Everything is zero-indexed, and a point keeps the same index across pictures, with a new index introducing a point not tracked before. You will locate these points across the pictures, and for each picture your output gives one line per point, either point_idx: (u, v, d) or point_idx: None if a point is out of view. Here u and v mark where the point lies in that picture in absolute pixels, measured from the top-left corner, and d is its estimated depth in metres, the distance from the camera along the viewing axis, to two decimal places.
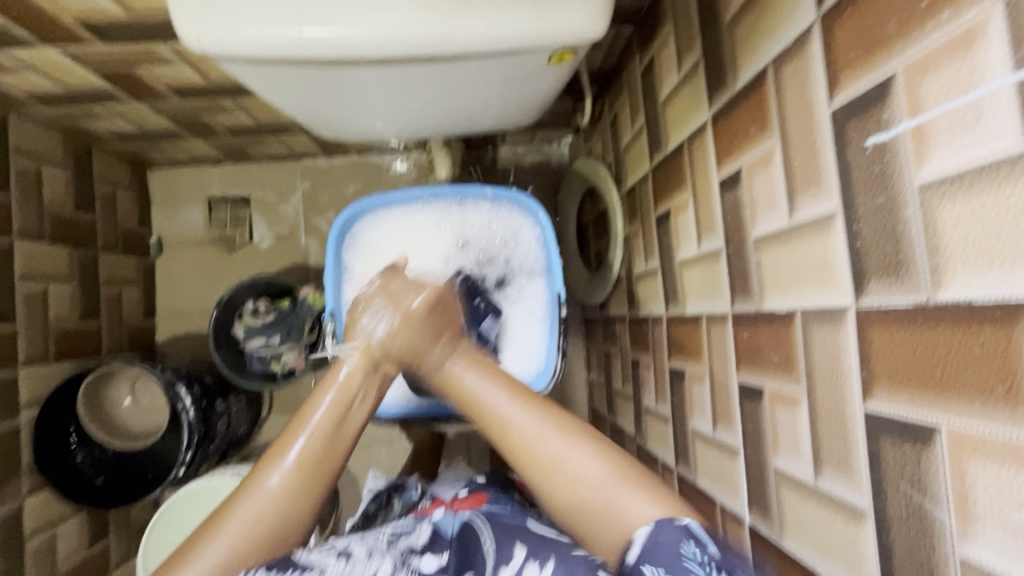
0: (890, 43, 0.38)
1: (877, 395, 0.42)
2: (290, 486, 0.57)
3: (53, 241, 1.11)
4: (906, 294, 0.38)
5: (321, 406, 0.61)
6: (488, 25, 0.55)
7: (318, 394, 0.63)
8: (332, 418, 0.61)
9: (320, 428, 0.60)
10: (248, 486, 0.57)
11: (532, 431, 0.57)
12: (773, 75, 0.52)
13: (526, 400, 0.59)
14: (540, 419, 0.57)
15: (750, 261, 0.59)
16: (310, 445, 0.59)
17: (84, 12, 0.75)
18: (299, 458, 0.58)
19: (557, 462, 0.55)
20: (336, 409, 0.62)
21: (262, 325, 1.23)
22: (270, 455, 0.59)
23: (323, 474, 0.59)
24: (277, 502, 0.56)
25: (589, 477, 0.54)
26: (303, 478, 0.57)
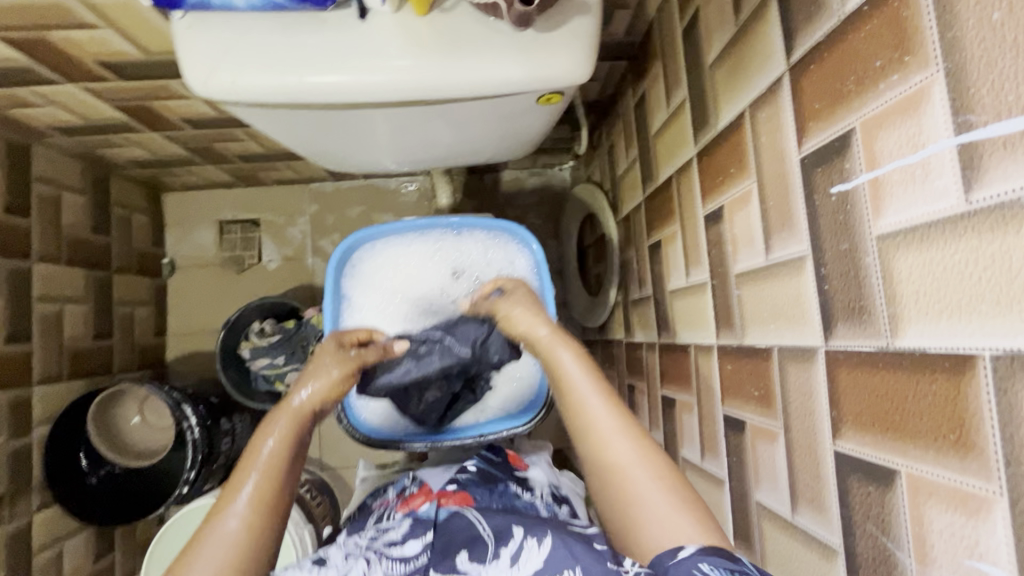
0: (849, 98, 0.40)
1: (845, 435, 0.43)
2: (250, 523, 0.56)
3: (69, 264, 1.16)
4: (869, 338, 0.39)
5: (267, 442, 0.61)
6: (478, 69, 0.57)
7: (263, 430, 0.62)
8: (282, 447, 0.61)
9: (268, 465, 0.60)
10: (209, 525, 0.56)
11: (599, 415, 0.58)
12: (750, 118, 0.54)
13: (608, 399, 0.59)
14: (611, 413, 0.58)
15: (732, 296, 0.61)
16: (263, 482, 0.58)
17: (103, 54, 0.80)
18: (254, 494, 0.57)
19: (614, 455, 0.55)
20: (281, 443, 0.62)
21: (267, 346, 1.26)
22: (222, 498, 0.58)
23: (278, 508, 0.59)
24: (242, 534, 0.55)
25: (648, 500, 0.52)
26: (261, 514, 0.57)
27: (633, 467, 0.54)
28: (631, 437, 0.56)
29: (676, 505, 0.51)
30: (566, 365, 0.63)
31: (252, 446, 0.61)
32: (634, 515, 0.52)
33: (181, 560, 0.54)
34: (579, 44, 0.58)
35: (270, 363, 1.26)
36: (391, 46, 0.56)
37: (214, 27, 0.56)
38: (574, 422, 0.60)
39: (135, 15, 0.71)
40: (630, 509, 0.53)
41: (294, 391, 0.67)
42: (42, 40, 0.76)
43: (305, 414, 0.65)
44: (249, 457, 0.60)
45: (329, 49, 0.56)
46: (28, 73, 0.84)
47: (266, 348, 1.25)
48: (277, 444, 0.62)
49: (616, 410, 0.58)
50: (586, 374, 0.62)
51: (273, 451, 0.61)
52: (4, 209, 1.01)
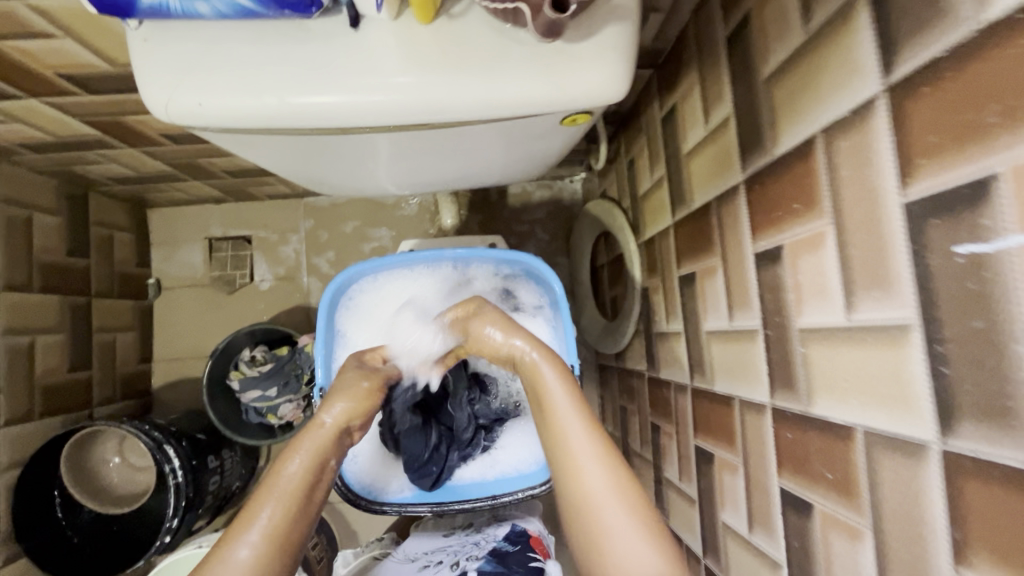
0: (990, 133, 0.30)
1: (974, 564, 0.33)
2: (261, 558, 0.50)
3: (42, 290, 1.07)
4: (1018, 450, 0.30)
5: (292, 465, 0.55)
6: (494, 87, 0.47)
7: (289, 449, 0.56)
8: (306, 476, 0.55)
9: (288, 493, 0.53)
10: (219, 551, 0.49)
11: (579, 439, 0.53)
12: (824, 146, 0.44)
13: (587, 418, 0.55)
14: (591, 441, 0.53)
15: (794, 353, 0.51)
16: (282, 512, 0.52)
17: (64, 66, 0.70)
18: (269, 525, 0.51)
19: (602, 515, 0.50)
20: (305, 468, 0.55)
21: (257, 376, 1.17)
22: (236, 520, 0.52)
23: (292, 540, 0.52)
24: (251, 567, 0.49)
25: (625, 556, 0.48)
26: (274, 547, 0.50)
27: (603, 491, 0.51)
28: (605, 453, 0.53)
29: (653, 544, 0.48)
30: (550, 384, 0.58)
31: (275, 463, 0.55)
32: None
33: None
34: (614, 54, 0.48)
35: (261, 396, 1.16)
36: (388, 61, 0.47)
37: (177, 39, 0.46)
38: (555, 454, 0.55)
39: (95, 23, 0.62)
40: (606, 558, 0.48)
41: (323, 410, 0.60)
42: None
43: (334, 441, 0.59)
44: (269, 479, 0.54)
45: (315, 65, 0.47)
46: None
47: (256, 380, 1.16)
48: (302, 470, 0.55)
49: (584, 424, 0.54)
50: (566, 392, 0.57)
51: (295, 474, 0.54)
52: None
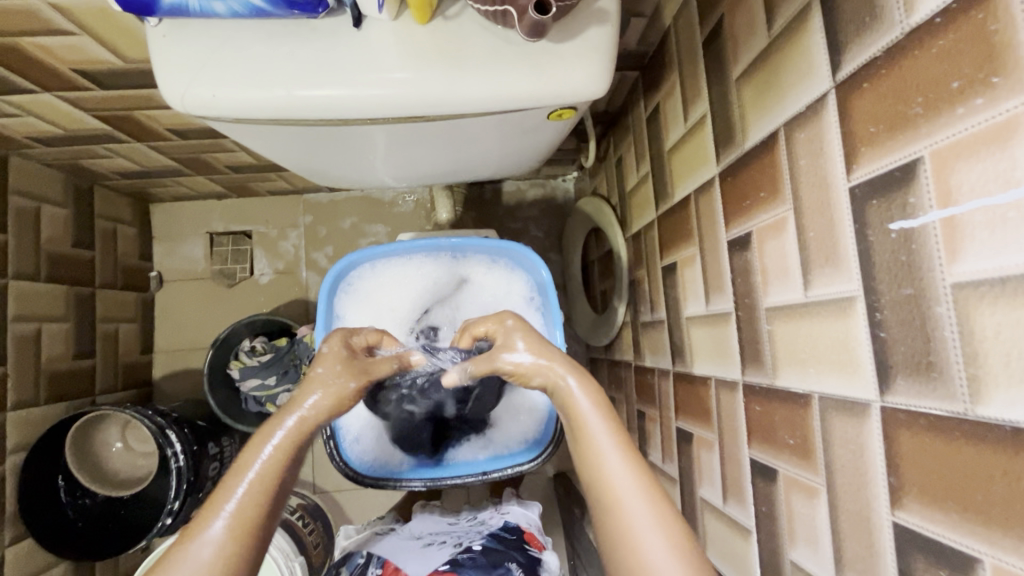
0: (915, 122, 0.35)
1: (906, 506, 0.37)
2: (226, 551, 0.47)
3: (48, 280, 1.10)
4: (940, 401, 0.34)
5: (263, 451, 0.53)
6: (485, 83, 0.52)
7: (262, 433, 0.54)
8: (278, 464, 0.52)
9: (261, 482, 0.51)
10: (184, 540, 0.47)
11: (620, 473, 0.50)
12: (785, 139, 0.49)
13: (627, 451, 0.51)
14: (635, 474, 0.50)
15: (761, 330, 0.55)
16: (252, 502, 0.50)
17: (80, 62, 0.74)
18: (235, 517, 0.49)
19: (628, 512, 0.48)
20: (275, 458, 0.53)
21: (257, 365, 1.20)
22: (204, 506, 0.50)
23: (260, 536, 0.50)
24: (215, 563, 0.47)
25: (649, 547, 0.46)
26: (241, 540, 0.48)
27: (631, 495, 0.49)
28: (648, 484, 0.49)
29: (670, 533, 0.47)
30: (586, 417, 0.53)
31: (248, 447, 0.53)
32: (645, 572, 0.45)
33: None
34: (596, 54, 0.52)
35: (261, 384, 1.20)
36: (388, 58, 0.51)
37: (194, 36, 0.50)
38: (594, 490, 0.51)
39: (112, 21, 0.66)
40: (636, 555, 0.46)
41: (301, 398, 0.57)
42: (12, 48, 0.70)
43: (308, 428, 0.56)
44: (239, 464, 0.52)
45: (321, 61, 0.51)
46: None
47: (256, 368, 1.19)
48: (273, 456, 0.53)
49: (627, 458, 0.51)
50: (602, 420, 0.53)
51: (264, 462, 0.52)
52: None
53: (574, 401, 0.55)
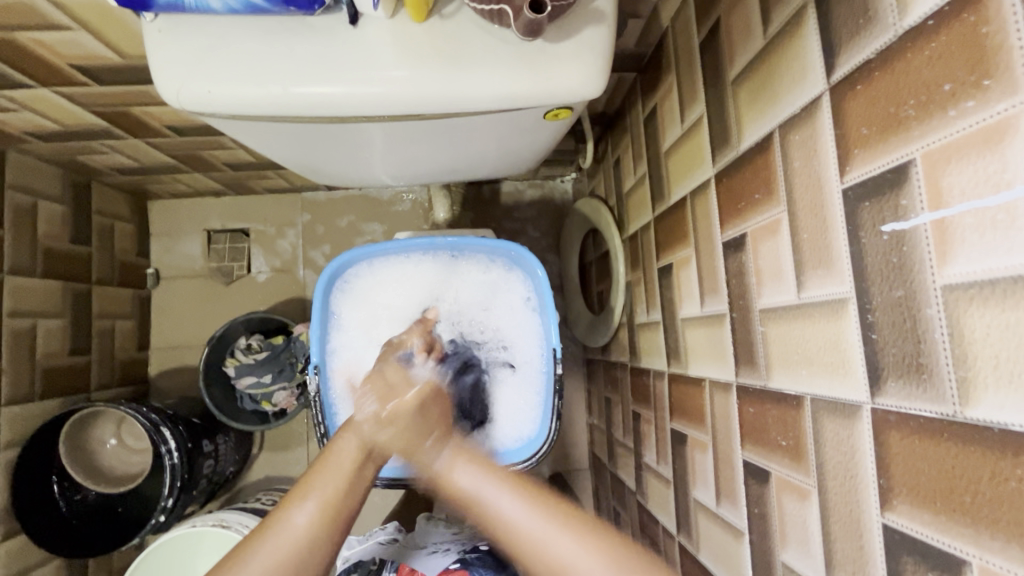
0: (907, 125, 0.35)
1: (896, 508, 0.37)
2: (317, 526, 0.57)
3: (45, 275, 1.10)
4: (930, 403, 0.34)
5: (347, 446, 0.62)
6: (480, 82, 0.52)
7: (341, 434, 0.63)
8: (357, 456, 0.62)
9: (342, 472, 0.60)
10: (280, 514, 0.57)
11: (517, 516, 0.56)
12: (780, 141, 0.49)
13: (520, 494, 0.57)
14: (526, 501, 0.57)
15: (755, 332, 0.56)
16: (335, 487, 0.59)
17: (78, 57, 0.74)
18: (322, 500, 0.58)
19: (535, 539, 0.55)
20: (359, 452, 0.62)
21: (253, 363, 1.20)
22: (292, 492, 0.59)
23: (345, 515, 0.59)
24: (306, 535, 0.56)
25: (562, 555, 0.53)
26: (328, 520, 0.57)
27: (527, 523, 0.55)
28: (569, 529, 0.55)
29: (580, 535, 0.54)
30: (462, 480, 0.60)
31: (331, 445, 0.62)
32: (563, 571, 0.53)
33: (242, 547, 0.55)
34: (592, 54, 0.52)
35: (256, 382, 1.19)
36: (384, 56, 0.51)
37: (190, 32, 0.50)
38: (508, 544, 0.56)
39: (109, 17, 0.66)
40: (558, 570, 0.53)
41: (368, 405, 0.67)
42: (10, 43, 0.70)
43: (382, 427, 0.66)
44: (325, 457, 0.61)
45: (317, 57, 0.51)
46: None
47: (251, 366, 1.19)
48: (354, 449, 0.62)
49: (523, 495, 0.57)
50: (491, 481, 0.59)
51: (348, 454, 0.62)
52: None
53: (456, 468, 0.61)
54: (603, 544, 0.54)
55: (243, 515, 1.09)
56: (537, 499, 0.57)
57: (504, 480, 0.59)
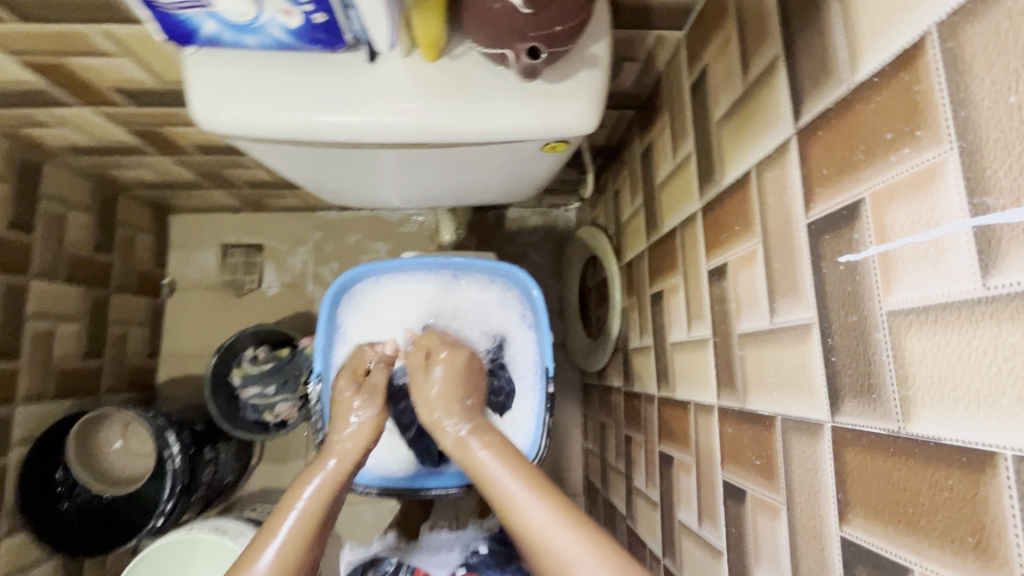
0: (859, 167, 0.39)
1: (852, 521, 0.40)
2: None
3: (67, 280, 1.15)
4: (879, 420, 0.37)
5: (304, 492, 0.60)
6: (483, 116, 0.57)
7: (303, 479, 0.62)
8: (317, 502, 0.60)
9: (303, 519, 0.58)
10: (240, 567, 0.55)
11: (548, 524, 0.54)
12: (756, 179, 0.53)
13: (542, 492, 0.56)
14: (516, 470, 0.59)
15: (734, 355, 0.59)
16: (292, 541, 0.56)
17: (119, 80, 0.81)
18: (280, 554, 0.55)
19: (559, 548, 0.52)
20: (317, 502, 0.60)
21: (258, 373, 1.25)
22: (252, 546, 0.57)
23: (303, 570, 0.56)
24: None
25: (564, 551, 0.52)
26: (284, 574, 0.55)
27: (551, 534, 0.53)
28: (577, 530, 0.53)
29: (548, 501, 0.56)
30: (484, 456, 0.61)
31: (290, 494, 0.61)
32: (562, 568, 0.51)
33: None
34: (586, 94, 0.57)
35: (259, 393, 1.25)
36: (398, 90, 0.56)
37: (225, 63, 0.56)
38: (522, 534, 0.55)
39: (151, 46, 0.72)
40: (525, 527, 0.54)
41: (336, 440, 0.67)
42: (59, 67, 0.77)
43: (348, 465, 0.65)
44: (280, 506, 0.59)
45: (337, 90, 0.56)
46: (44, 96, 0.85)
47: (256, 377, 1.25)
48: (314, 496, 0.60)
49: (545, 497, 0.56)
50: (517, 480, 0.58)
51: (304, 508, 0.59)
52: (6, 225, 1.00)
53: (469, 447, 0.63)
54: (581, 529, 0.53)
55: (239, 523, 1.11)
56: (556, 502, 0.55)
57: (521, 474, 0.58)
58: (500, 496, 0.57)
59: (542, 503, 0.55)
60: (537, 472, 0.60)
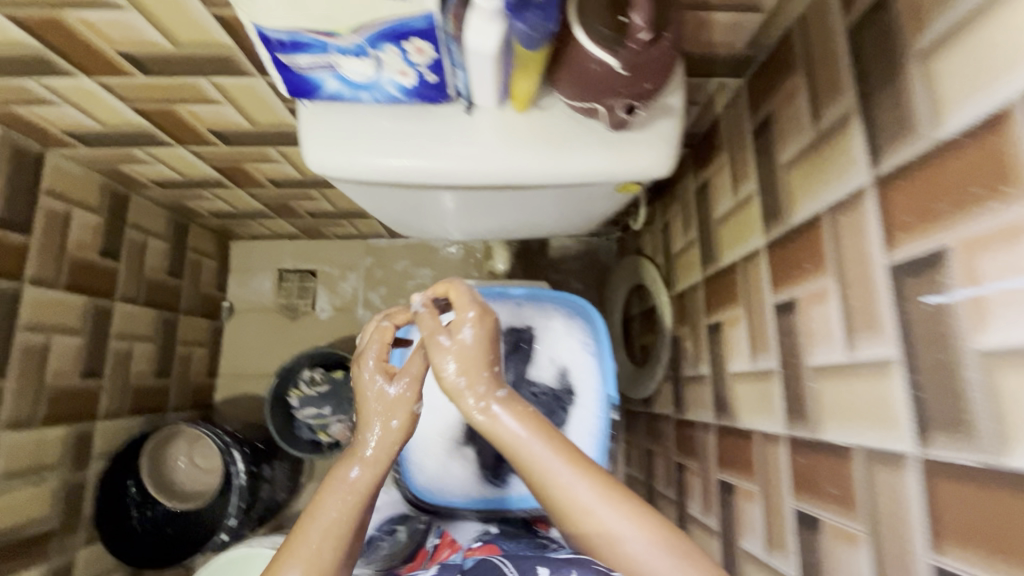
0: (942, 216, 0.42)
1: (946, 550, 0.42)
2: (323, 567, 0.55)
3: (145, 303, 1.23)
4: (972, 453, 0.40)
5: (347, 474, 0.60)
6: (567, 161, 0.62)
7: (345, 461, 0.61)
8: (363, 483, 0.60)
9: (352, 500, 0.59)
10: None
11: (593, 501, 0.55)
12: (828, 220, 0.57)
13: (582, 467, 0.57)
14: (554, 449, 0.58)
15: (806, 387, 0.61)
16: (342, 518, 0.58)
17: (216, 123, 0.89)
18: (332, 528, 0.57)
19: (602, 523, 0.54)
20: (346, 512, 0.58)
21: (315, 395, 1.32)
22: (302, 522, 0.58)
23: (349, 546, 0.58)
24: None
25: (605, 525, 0.54)
26: (335, 553, 0.56)
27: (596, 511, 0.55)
28: (622, 505, 0.55)
29: (591, 479, 0.57)
30: (519, 429, 0.59)
31: (333, 474, 0.60)
32: (602, 538, 0.54)
33: None
34: (663, 142, 0.62)
35: (316, 413, 1.31)
36: (492, 138, 0.62)
37: (337, 115, 0.62)
38: (560, 506, 0.57)
39: (253, 94, 0.80)
40: (569, 503, 0.56)
41: (363, 439, 0.63)
42: (168, 112, 0.85)
43: (378, 468, 0.61)
44: (309, 521, 0.57)
45: (436, 138, 0.62)
46: (148, 138, 0.94)
47: (314, 398, 1.32)
48: (359, 478, 0.60)
49: (589, 476, 0.57)
50: (556, 456, 0.57)
51: (332, 524, 0.57)
52: (98, 252, 1.09)
53: (501, 424, 0.60)
54: (624, 505, 0.55)
55: None
56: (600, 480, 0.57)
57: (561, 451, 0.58)
58: (537, 473, 0.57)
59: (587, 481, 0.56)
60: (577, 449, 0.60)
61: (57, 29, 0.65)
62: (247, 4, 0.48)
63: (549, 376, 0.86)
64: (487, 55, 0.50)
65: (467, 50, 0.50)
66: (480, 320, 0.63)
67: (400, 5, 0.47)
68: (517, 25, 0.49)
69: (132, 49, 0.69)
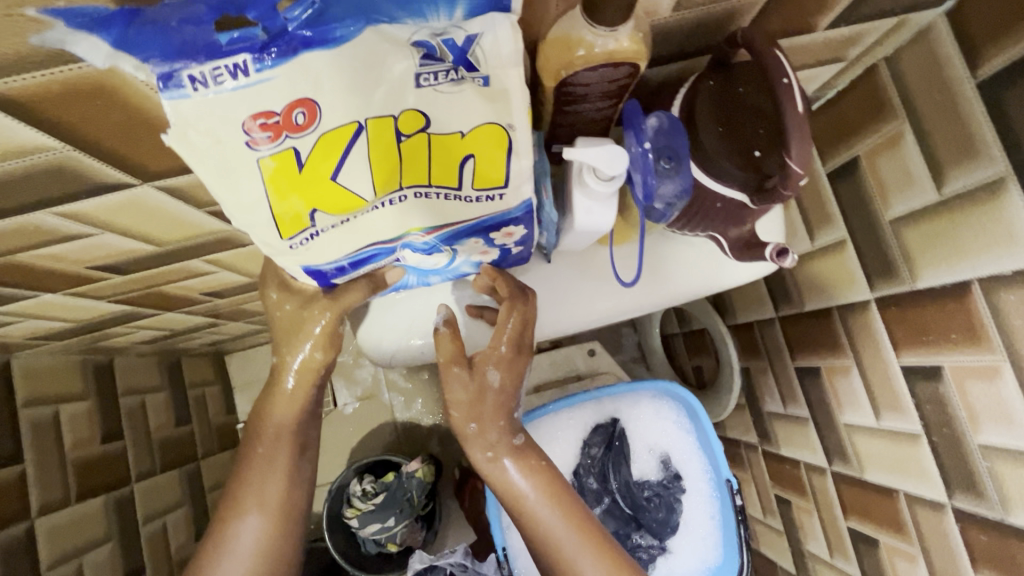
0: None
1: None
2: (271, 527, 0.53)
3: (163, 469, 1.09)
4: None
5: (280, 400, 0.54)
6: (669, 291, 0.57)
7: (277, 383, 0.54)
8: (296, 412, 0.55)
9: (287, 421, 0.54)
10: (226, 529, 0.52)
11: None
12: (986, 295, 0.51)
13: (586, 537, 0.53)
14: (564, 513, 0.53)
15: (976, 465, 0.57)
16: (278, 445, 0.54)
17: (210, 285, 0.76)
18: (273, 455, 0.54)
19: None
20: (284, 437, 0.54)
21: (372, 510, 1.16)
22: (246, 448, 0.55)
23: (290, 492, 0.54)
24: (264, 537, 0.52)
25: None
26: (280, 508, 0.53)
27: None
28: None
29: (597, 553, 0.52)
30: (525, 487, 0.54)
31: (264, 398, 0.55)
32: None
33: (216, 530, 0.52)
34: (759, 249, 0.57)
35: (380, 528, 1.17)
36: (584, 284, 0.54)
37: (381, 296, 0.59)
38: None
39: (252, 255, 0.67)
40: None
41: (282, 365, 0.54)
42: (153, 292, 0.72)
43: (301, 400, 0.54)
44: (250, 461, 0.54)
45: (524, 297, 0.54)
46: (132, 315, 0.80)
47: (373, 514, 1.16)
48: (295, 396, 0.54)
49: (596, 551, 0.52)
50: (564, 523, 0.53)
51: (271, 455, 0.54)
52: (101, 440, 0.95)
53: (506, 478, 0.54)
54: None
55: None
56: (603, 552, 0.52)
57: (566, 513, 0.53)
58: (541, 537, 0.53)
59: (592, 557, 0.52)
60: (584, 509, 0.55)
61: (10, 269, 0.51)
62: (295, 253, 0.38)
63: (652, 467, 0.80)
64: (596, 229, 0.46)
65: (573, 227, 0.46)
66: (510, 362, 0.53)
67: (489, 203, 0.40)
68: (655, 205, 0.46)
69: (105, 260, 0.56)
